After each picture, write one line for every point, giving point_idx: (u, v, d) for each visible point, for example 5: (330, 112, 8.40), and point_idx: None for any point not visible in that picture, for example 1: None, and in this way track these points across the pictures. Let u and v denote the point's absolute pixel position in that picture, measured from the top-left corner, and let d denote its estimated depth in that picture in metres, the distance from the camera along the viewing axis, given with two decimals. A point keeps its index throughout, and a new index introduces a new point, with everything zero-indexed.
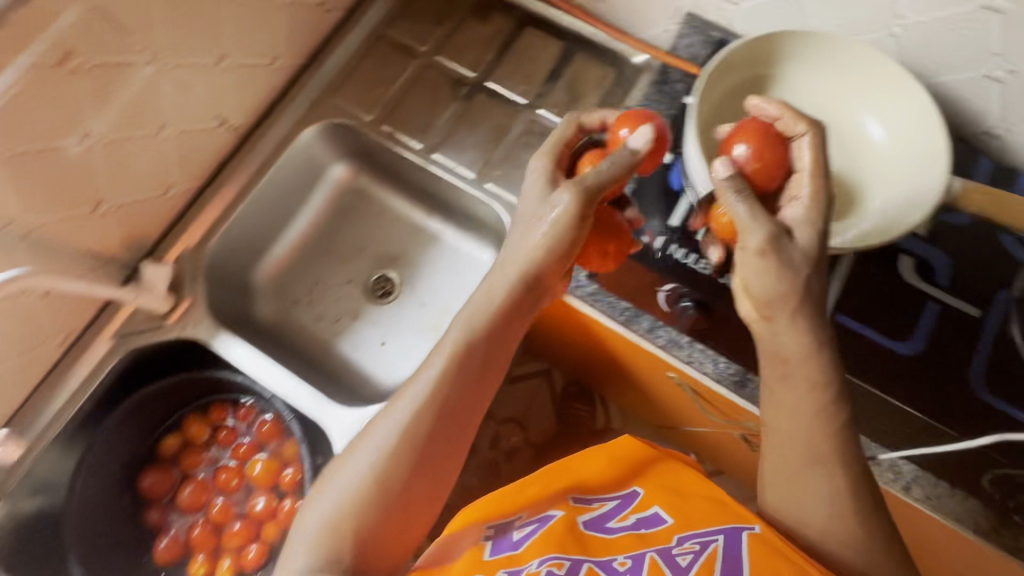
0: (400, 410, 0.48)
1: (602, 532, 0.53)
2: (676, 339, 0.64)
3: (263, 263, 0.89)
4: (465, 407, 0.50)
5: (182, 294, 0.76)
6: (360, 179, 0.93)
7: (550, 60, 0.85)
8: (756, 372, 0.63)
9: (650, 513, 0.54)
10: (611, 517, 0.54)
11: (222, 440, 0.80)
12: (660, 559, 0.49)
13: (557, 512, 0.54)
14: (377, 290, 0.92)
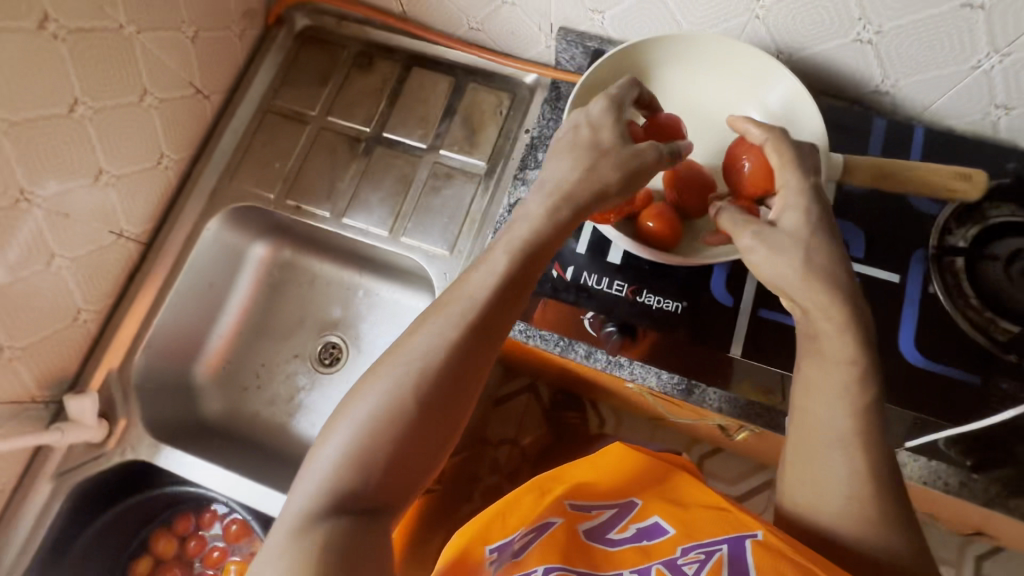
0: (438, 328, 0.45)
1: (602, 544, 0.49)
2: (615, 360, 0.60)
3: (201, 360, 0.86)
4: (497, 332, 0.46)
5: (115, 418, 0.74)
6: (282, 252, 0.90)
7: (442, 96, 0.83)
8: (704, 377, 0.58)
9: (650, 520, 0.50)
10: (612, 527, 0.51)
11: (193, 549, 0.78)
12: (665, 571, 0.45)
13: (556, 519, 0.51)
14: (326, 357, 0.89)
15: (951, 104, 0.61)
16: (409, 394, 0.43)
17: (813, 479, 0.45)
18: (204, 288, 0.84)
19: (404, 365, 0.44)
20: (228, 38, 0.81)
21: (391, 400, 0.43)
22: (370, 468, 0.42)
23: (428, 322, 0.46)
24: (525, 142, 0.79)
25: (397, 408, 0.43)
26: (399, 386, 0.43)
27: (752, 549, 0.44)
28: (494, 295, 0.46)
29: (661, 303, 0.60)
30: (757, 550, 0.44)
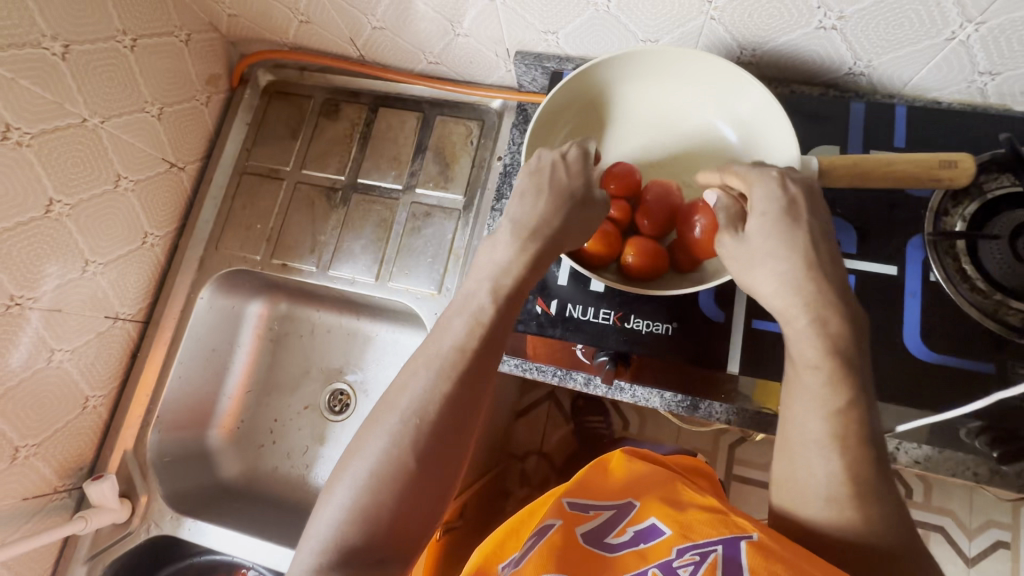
0: (423, 379, 0.44)
1: (601, 547, 0.48)
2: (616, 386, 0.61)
3: (214, 425, 0.87)
4: (481, 383, 0.45)
5: (137, 495, 0.77)
6: (279, 306, 0.90)
7: (412, 133, 0.83)
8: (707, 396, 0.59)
9: (646, 523, 0.49)
10: (611, 531, 0.50)
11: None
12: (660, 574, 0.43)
13: (556, 521, 0.52)
14: (335, 404, 0.89)
15: (931, 77, 0.58)
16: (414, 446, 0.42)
17: (805, 492, 0.43)
18: (207, 355, 0.86)
19: (403, 417, 0.43)
20: (194, 109, 0.82)
21: (393, 455, 0.42)
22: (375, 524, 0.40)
23: (411, 375, 0.45)
24: (499, 169, 0.78)
25: (399, 459, 0.42)
26: (401, 437, 0.42)
27: (748, 551, 0.41)
28: (474, 353, 0.45)
29: (650, 327, 0.58)
30: (753, 548, 0.41)
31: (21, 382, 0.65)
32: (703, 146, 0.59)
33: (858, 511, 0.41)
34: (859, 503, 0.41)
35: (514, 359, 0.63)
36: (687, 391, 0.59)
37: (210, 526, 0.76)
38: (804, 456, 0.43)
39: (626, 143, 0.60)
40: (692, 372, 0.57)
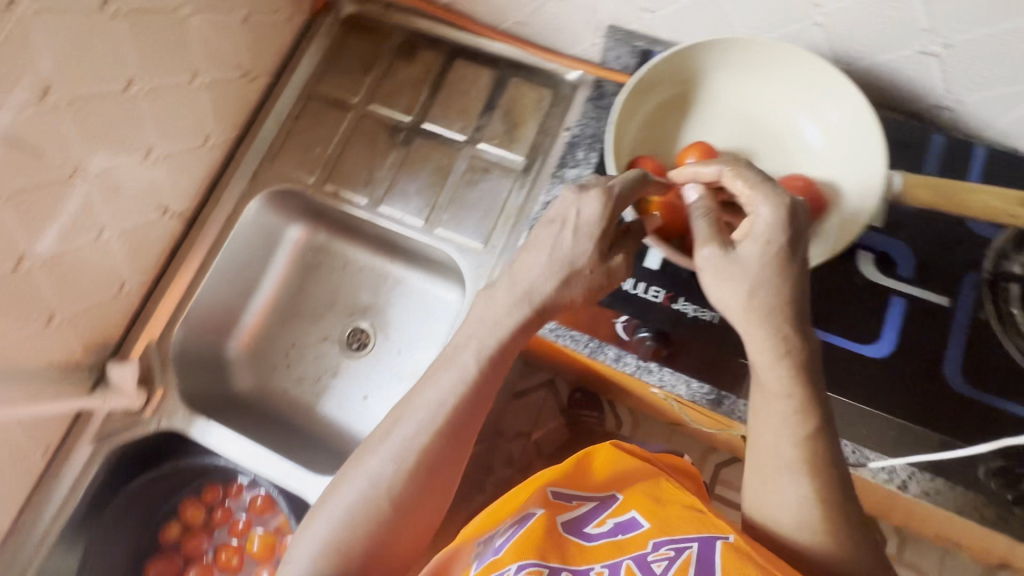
0: (406, 432, 0.47)
1: (581, 536, 0.49)
2: (644, 365, 0.59)
3: (234, 337, 0.88)
4: (462, 437, 0.48)
5: (153, 386, 0.77)
6: (319, 234, 0.91)
7: (483, 90, 0.83)
8: (734, 391, 0.58)
9: (625, 516, 0.50)
10: (589, 522, 0.50)
11: (216, 517, 0.81)
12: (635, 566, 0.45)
13: (537, 510, 0.51)
14: (354, 342, 0.90)
15: (1018, 124, 0.58)
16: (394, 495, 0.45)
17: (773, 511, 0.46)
18: (242, 267, 0.87)
19: (382, 467, 0.46)
20: (277, 23, 0.82)
21: (360, 504, 0.45)
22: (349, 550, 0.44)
23: (397, 423, 0.48)
24: (565, 139, 0.78)
25: (377, 508, 0.45)
26: (373, 486, 0.46)
27: (722, 553, 0.44)
28: (463, 403, 0.48)
29: (696, 312, 0.60)
30: (728, 549, 0.44)
31: (68, 250, 0.66)
32: (786, 143, 0.59)
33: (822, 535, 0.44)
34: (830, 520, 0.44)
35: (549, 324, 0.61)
36: (714, 382, 0.58)
37: (218, 427, 0.76)
38: (773, 487, 0.46)
39: (710, 126, 0.61)
40: (726, 373, 0.58)
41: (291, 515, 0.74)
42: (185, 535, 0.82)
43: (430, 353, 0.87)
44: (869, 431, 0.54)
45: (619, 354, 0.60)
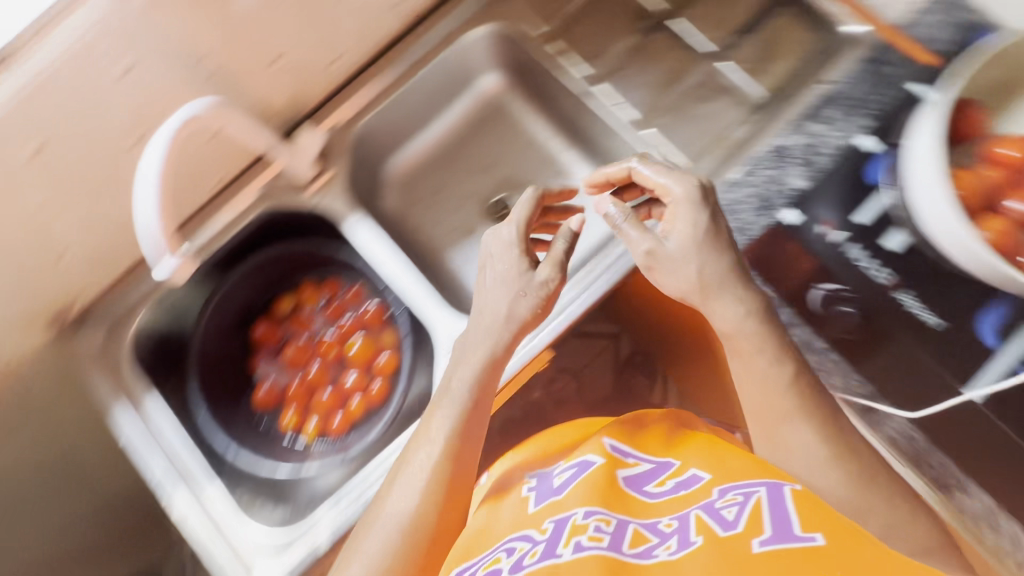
0: (458, 390, 0.59)
1: (640, 492, 0.57)
2: (809, 342, 0.64)
3: (396, 157, 0.89)
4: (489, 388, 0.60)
5: (326, 167, 0.78)
6: (511, 93, 0.89)
7: (751, 8, 0.75)
8: (886, 398, 0.62)
9: (688, 474, 0.57)
10: (649, 480, 0.58)
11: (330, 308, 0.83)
12: (705, 515, 0.51)
13: (596, 459, 0.59)
14: (497, 211, 0.91)
15: None
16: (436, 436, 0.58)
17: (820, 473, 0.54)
18: (432, 93, 0.86)
19: (409, 486, 0.57)
20: None
21: (411, 479, 0.57)
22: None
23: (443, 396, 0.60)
24: (815, 94, 0.70)
25: (409, 524, 0.55)
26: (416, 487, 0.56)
27: (791, 497, 0.49)
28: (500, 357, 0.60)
29: (920, 312, 0.61)
30: (795, 495, 0.50)
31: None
32: None
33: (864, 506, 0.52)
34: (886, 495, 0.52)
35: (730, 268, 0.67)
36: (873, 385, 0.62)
37: (368, 228, 0.79)
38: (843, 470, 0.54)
39: None
40: (890, 342, 0.62)
41: (408, 334, 0.76)
42: (295, 312, 0.84)
43: None
44: (901, 384, 0.61)
45: (790, 321, 0.65)
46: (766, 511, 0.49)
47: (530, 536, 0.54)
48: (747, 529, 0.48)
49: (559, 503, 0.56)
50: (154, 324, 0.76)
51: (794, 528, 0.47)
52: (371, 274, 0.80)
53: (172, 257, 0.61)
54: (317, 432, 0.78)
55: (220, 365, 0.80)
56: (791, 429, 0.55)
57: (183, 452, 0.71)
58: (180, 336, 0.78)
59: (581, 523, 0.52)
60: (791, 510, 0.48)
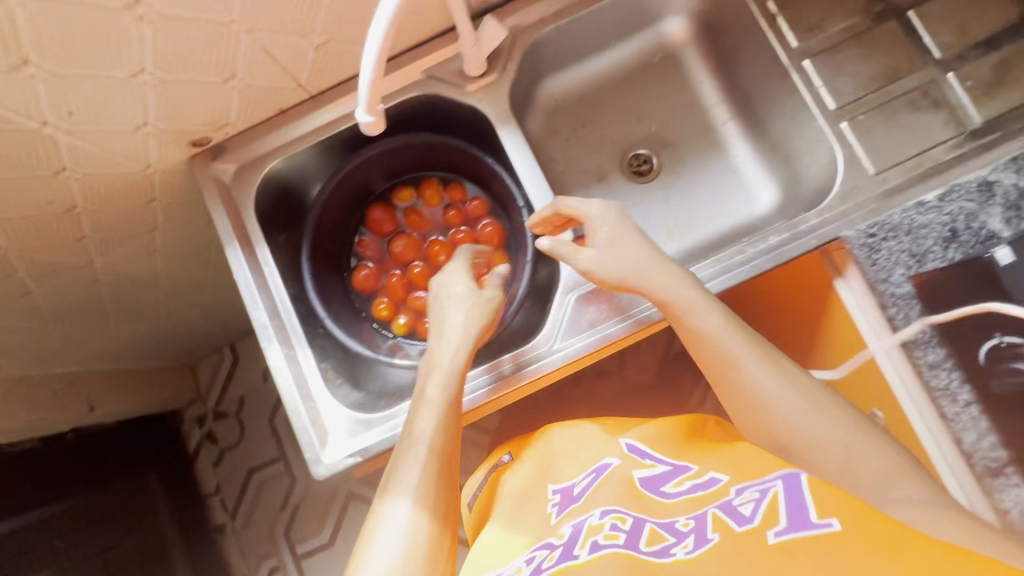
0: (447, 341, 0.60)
1: (654, 492, 0.51)
2: (953, 391, 0.60)
3: (552, 80, 0.85)
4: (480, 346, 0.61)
5: (490, 69, 0.72)
6: (694, 47, 0.84)
7: (1003, 22, 0.66)
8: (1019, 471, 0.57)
9: (705, 476, 0.51)
10: (667, 481, 0.52)
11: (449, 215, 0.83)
12: (721, 512, 0.44)
13: (614, 462, 0.57)
14: (633, 165, 0.88)
15: None
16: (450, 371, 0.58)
17: (851, 458, 0.48)
18: (615, 22, 0.80)
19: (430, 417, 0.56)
20: None
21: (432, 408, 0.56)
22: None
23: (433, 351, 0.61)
24: None
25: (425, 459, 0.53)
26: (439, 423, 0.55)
27: (810, 485, 0.43)
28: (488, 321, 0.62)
29: None
30: (815, 482, 0.43)
31: None
32: None
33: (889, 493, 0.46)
34: (928, 486, 0.45)
35: (901, 289, 0.62)
36: (1009, 453, 0.58)
37: (518, 142, 0.71)
38: None
39: None
40: None
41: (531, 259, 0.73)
42: (414, 207, 0.84)
43: (697, 227, 0.83)
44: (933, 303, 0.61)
45: (938, 364, 0.60)
46: (782, 503, 0.42)
47: (549, 543, 0.50)
48: (764, 522, 0.41)
49: (579, 508, 0.52)
50: (285, 176, 0.76)
51: (809, 515, 0.40)
52: (511, 187, 0.74)
53: (372, 115, 0.60)
54: (405, 329, 0.79)
55: (332, 234, 0.80)
56: (791, 408, 0.52)
57: (286, 310, 0.71)
58: (303, 193, 0.79)
59: (599, 522, 0.48)
60: (809, 498, 0.42)
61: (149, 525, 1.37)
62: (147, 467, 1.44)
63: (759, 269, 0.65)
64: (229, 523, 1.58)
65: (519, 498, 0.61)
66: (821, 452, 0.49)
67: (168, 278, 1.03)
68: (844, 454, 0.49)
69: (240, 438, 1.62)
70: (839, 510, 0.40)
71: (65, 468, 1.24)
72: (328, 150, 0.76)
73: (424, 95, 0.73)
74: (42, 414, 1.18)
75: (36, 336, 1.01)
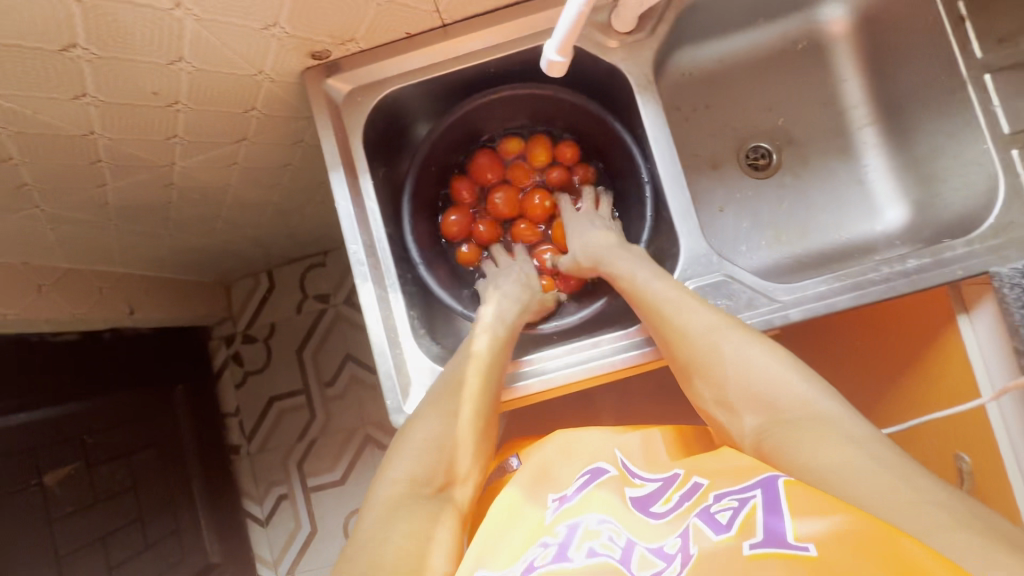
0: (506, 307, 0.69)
1: (645, 511, 0.52)
2: None
3: (688, 51, 0.78)
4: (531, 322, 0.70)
5: (643, 27, 0.66)
6: (846, 43, 0.78)
7: None
8: None
9: (688, 484, 0.52)
10: (658, 499, 0.53)
11: (552, 178, 0.81)
12: (700, 520, 0.44)
13: (609, 471, 0.59)
14: (750, 158, 0.82)
15: None
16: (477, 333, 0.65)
17: (743, 369, 0.54)
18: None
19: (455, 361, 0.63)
20: None
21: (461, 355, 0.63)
22: (396, 509, 0.51)
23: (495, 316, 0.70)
24: None
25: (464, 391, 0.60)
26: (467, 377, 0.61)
27: (787, 490, 0.42)
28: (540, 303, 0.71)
29: None
30: (790, 483, 0.43)
31: None
32: None
33: (806, 415, 0.50)
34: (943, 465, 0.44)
35: None
36: None
37: (651, 110, 0.66)
38: None
39: None
40: None
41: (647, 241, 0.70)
42: (518, 162, 0.82)
43: (809, 236, 0.78)
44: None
45: None
46: (760, 518, 0.41)
47: (544, 541, 0.49)
48: (740, 531, 0.41)
49: (573, 510, 0.53)
50: (398, 106, 0.73)
51: (787, 534, 0.39)
52: (634, 158, 0.70)
53: (563, 56, 0.53)
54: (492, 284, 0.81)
55: (432, 174, 0.78)
56: (780, 384, 0.52)
57: (382, 249, 0.67)
58: (408, 126, 0.76)
59: (594, 528, 0.49)
60: (785, 503, 0.41)
61: (171, 432, 1.36)
62: (175, 379, 1.41)
63: (898, 292, 0.61)
64: (245, 446, 1.57)
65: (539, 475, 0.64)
66: (723, 369, 0.55)
67: (235, 194, 0.99)
68: (735, 365, 0.55)
69: (265, 365, 1.59)
70: (815, 523, 0.38)
71: (99, 368, 1.20)
72: (447, 86, 0.72)
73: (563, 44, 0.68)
74: (86, 310, 1.12)
75: (95, 231, 0.97)
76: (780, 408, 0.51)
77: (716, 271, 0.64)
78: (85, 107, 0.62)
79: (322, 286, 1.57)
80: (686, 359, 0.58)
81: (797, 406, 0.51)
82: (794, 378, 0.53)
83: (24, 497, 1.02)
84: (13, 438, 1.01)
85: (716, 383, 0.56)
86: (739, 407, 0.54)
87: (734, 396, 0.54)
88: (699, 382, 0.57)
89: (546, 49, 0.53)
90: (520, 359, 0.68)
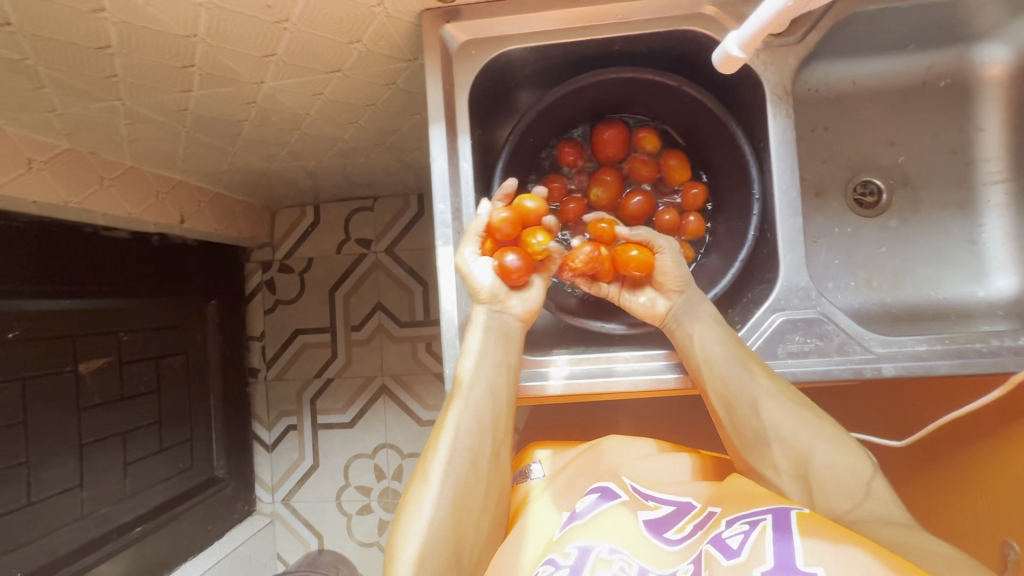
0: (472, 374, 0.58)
1: (659, 535, 0.53)
2: None
3: (821, 66, 0.73)
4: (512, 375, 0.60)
5: (795, 32, 0.62)
6: (993, 88, 0.73)
7: None
8: None
9: (702, 514, 0.54)
10: (669, 527, 0.54)
11: (665, 215, 0.75)
12: (712, 548, 0.47)
13: (621, 496, 0.58)
14: (857, 191, 0.76)
15: None
16: (482, 347, 0.60)
17: (830, 464, 0.54)
18: (934, 25, 0.68)
19: (471, 381, 0.58)
20: None
21: (477, 368, 0.59)
22: None
23: (456, 386, 0.59)
24: None
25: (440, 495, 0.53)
26: (469, 411, 0.57)
27: (798, 519, 0.47)
28: (512, 348, 0.61)
29: None
30: (803, 515, 0.47)
31: None
32: None
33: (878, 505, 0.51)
34: None
35: None
36: None
37: (784, 121, 0.63)
38: None
39: None
40: None
41: (744, 261, 0.67)
42: (643, 158, 0.76)
43: (904, 287, 0.73)
44: None
45: None
46: (770, 543, 0.45)
47: (552, 560, 0.51)
48: (751, 556, 0.44)
49: (582, 529, 0.54)
50: (511, 63, 0.69)
51: (797, 560, 0.42)
52: (746, 171, 0.67)
53: (743, 52, 0.55)
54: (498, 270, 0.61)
55: (530, 145, 0.75)
56: (859, 480, 0.52)
57: (467, 215, 0.66)
58: (515, 83, 0.73)
59: (606, 558, 0.49)
60: (797, 530, 0.45)
61: (197, 344, 1.38)
62: (208, 292, 1.41)
63: (1005, 367, 0.58)
64: (263, 370, 1.56)
65: (565, 478, 0.63)
66: (808, 446, 0.55)
67: (309, 125, 0.95)
68: (823, 455, 0.54)
69: (295, 299, 1.55)
70: (825, 549, 0.43)
71: (140, 269, 1.19)
72: (569, 53, 0.69)
73: (702, 34, 0.64)
74: (143, 211, 1.09)
75: (166, 135, 0.95)
76: (857, 498, 0.52)
77: (815, 308, 0.61)
78: (196, 8, 0.60)
79: (366, 230, 1.52)
80: (763, 431, 0.57)
81: (873, 497, 0.52)
82: (858, 463, 0.53)
83: (59, 381, 1.03)
84: (53, 323, 1.02)
85: (815, 469, 0.54)
86: (813, 487, 0.54)
87: (812, 477, 0.54)
88: (776, 450, 0.56)
89: (727, 42, 0.55)
90: (545, 358, 0.66)
